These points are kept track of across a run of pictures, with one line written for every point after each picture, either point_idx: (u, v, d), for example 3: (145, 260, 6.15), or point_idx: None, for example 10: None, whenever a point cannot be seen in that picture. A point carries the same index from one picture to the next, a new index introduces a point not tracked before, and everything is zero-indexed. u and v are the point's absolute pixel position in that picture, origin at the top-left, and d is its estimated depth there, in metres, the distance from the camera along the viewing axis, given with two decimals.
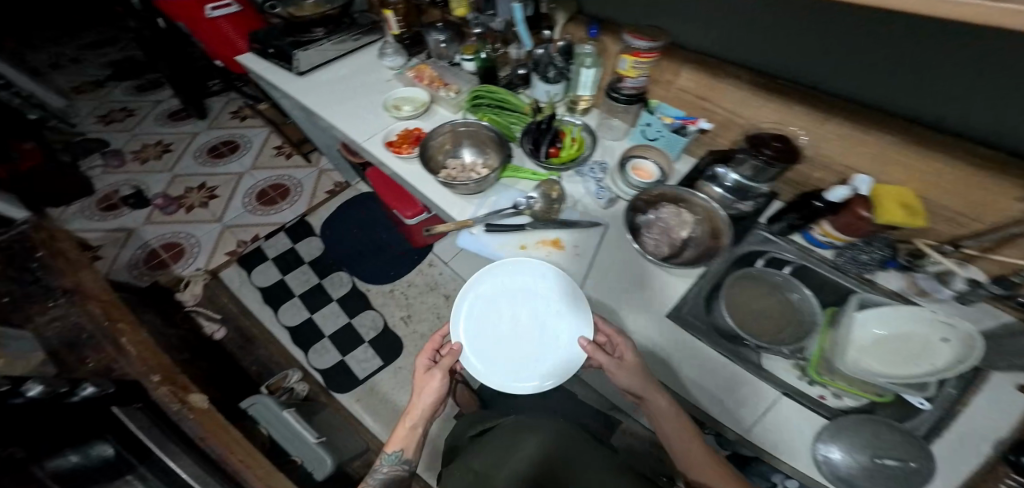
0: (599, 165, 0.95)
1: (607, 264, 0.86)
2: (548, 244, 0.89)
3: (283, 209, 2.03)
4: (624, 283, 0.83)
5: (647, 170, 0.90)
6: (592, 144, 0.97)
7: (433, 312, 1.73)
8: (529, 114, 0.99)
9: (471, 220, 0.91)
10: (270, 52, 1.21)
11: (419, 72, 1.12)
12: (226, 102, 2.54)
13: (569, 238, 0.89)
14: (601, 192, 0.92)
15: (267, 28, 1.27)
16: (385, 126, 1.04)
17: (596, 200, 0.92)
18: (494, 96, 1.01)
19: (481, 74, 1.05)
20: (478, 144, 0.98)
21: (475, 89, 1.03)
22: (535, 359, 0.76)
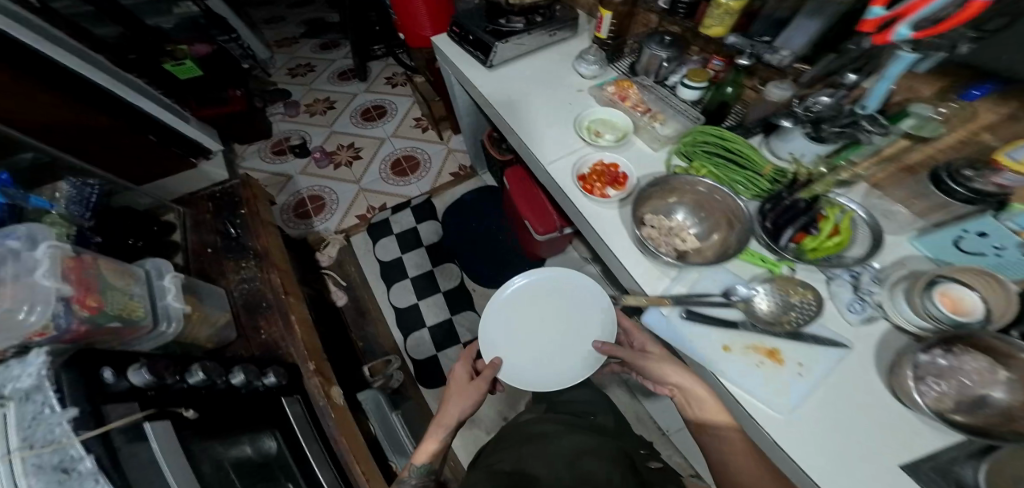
0: (873, 273, 0.66)
1: (846, 402, 0.59)
2: (763, 353, 0.66)
3: (412, 182, 1.90)
4: (866, 435, 0.56)
5: (960, 297, 0.57)
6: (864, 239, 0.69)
7: None
8: (770, 176, 0.71)
9: (663, 296, 0.72)
10: (471, 39, 1.12)
11: (622, 91, 0.91)
12: (387, 68, 2.63)
13: (798, 354, 0.64)
14: (857, 305, 0.64)
15: (468, 13, 1.21)
16: (575, 152, 0.87)
17: (851, 315, 0.64)
18: (722, 144, 0.73)
19: (709, 107, 0.83)
20: (687, 200, 0.75)
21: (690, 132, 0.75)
22: (559, 368, 0.85)
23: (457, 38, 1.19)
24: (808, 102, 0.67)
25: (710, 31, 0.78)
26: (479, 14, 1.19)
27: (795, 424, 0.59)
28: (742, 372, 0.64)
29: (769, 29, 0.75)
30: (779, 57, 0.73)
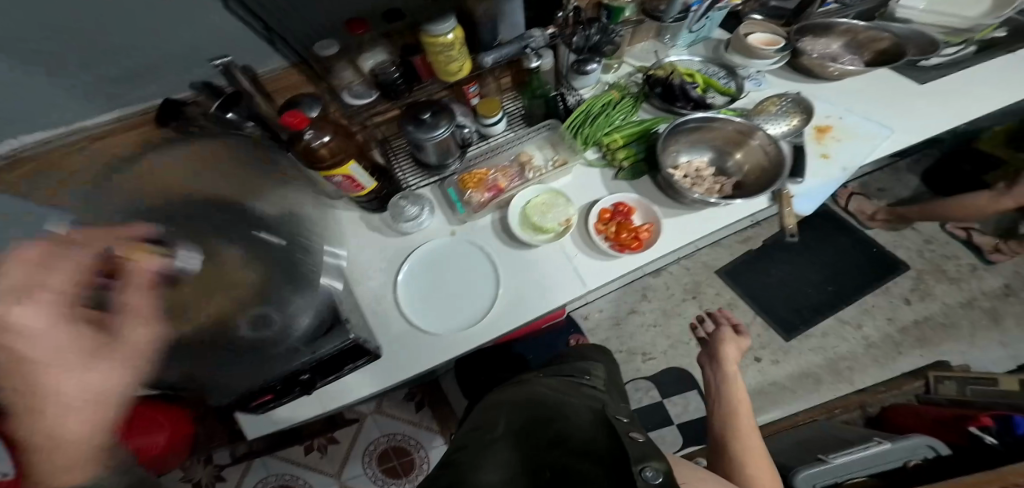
0: (717, 68, 0.81)
1: (855, 99, 0.74)
2: (822, 134, 0.70)
3: (424, 453, 1.34)
4: (868, 100, 0.74)
5: (765, 39, 0.81)
6: (692, 64, 0.83)
7: (649, 328, 1.53)
8: (637, 94, 0.81)
9: (781, 191, 0.67)
10: (305, 376, 0.56)
11: (483, 185, 0.81)
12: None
13: (822, 116, 0.72)
14: (758, 80, 0.79)
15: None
16: (565, 257, 0.75)
17: (759, 89, 0.78)
18: (601, 109, 0.78)
19: (542, 111, 0.82)
20: (688, 138, 0.74)
21: (569, 121, 0.78)
22: (441, 276, 0.78)
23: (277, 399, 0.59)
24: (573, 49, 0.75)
25: (461, 70, 0.63)
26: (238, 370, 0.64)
27: (892, 129, 0.69)
28: (852, 150, 0.68)
29: None
30: (538, 39, 0.66)
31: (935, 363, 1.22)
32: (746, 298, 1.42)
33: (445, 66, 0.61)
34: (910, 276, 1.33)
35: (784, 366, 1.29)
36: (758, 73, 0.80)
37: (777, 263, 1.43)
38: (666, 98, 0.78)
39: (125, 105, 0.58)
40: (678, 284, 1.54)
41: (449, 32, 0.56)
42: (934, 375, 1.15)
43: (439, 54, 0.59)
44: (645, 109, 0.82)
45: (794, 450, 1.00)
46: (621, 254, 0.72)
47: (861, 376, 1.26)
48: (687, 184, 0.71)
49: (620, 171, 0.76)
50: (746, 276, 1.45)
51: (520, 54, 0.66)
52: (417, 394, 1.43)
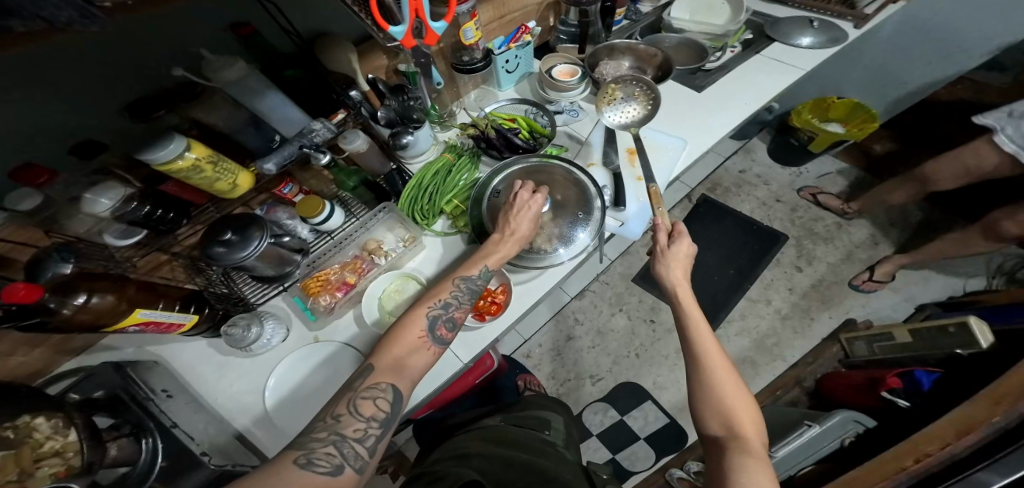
0: (532, 109, 0.84)
1: (654, 115, 0.82)
2: (633, 157, 0.77)
3: None
4: (665, 113, 0.82)
5: (568, 71, 0.87)
6: (513, 108, 0.86)
7: (589, 350, 1.51)
8: (468, 156, 0.80)
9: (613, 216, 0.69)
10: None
11: (326, 287, 0.72)
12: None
13: (628, 140, 0.79)
14: (575, 111, 0.85)
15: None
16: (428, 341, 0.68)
17: (578, 120, 0.84)
18: (434, 181, 0.77)
19: (376, 193, 0.78)
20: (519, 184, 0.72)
21: (405, 201, 0.76)
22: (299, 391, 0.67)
23: None
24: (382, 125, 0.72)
25: (231, 185, 0.56)
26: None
27: (686, 139, 0.76)
28: (658, 168, 0.74)
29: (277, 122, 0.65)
30: (323, 131, 0.62)
31: (844, 322, 1.27)
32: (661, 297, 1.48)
33: (208, 186, 0.54)
34: (792, 245, 1.42)
35: None
36: (572, 105, 0.85)
37: None
38: (492, 154, 0.79)
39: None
40: (608, 295, 1.60)
41: (186, 152, 0.49)
42: (846, 338, 1.19)
43: (187, 177, 0.51)
44: (485, 164, 0.82)
45: None
46: (479, 324, 0.66)
47: (790, 350, 1.28)
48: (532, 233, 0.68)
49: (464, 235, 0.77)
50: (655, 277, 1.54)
51: (302, 155, 0.60)
52: None
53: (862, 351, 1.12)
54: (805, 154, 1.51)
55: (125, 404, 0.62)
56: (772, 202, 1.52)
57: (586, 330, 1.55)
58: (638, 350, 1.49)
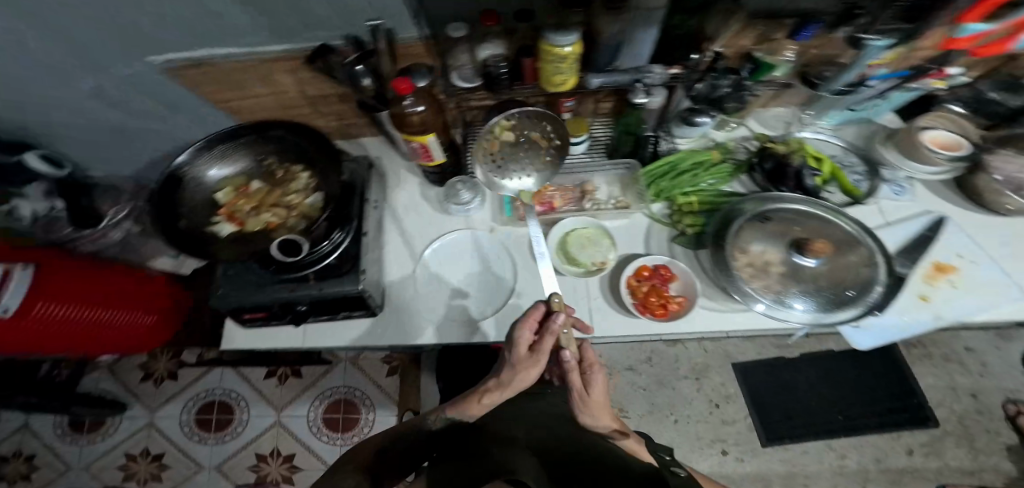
0: (855, 162, 0.80)
1: (999, 250, 0.71)
2: (938, 274, 0.69)
3: (370, 417, 1.48)
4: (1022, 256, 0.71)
5: (938, 136, 0.75)
6: (841, 148, 0.82)
7: (635, 389, 1.44)
8: (739, 162, 0.75)
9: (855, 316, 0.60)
10: (303, 307, 0.71)
11: (539, 198, 0.78)
12: (117, 374, 1.54)
13: (946, 253, 0.70)
14: (899, 187, 0.77)
15: (223, 281, 0.69)
16: (597, 295, 0.72)
17: (901, 197, 0.77)
18: (688, 163, 0.73)
19: (632, 146, 0.77)
20: (776, 228, 0.65)
21: (647, 170, 0.73)
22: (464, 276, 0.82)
23: (274, 317, 0.74)
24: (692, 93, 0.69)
25: (563, 84, 0.61)
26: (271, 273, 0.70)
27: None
28: (958, 302, 0.66)
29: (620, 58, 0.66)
30: (656, 75, 0.59)
31: None
32: (744, 392, 1.41)
33: (551, 74, 0.60)
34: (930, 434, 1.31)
35: (744, 465, 1.33)
36: (899, 180, 0.78)
37: (791, 368, 1.42)
38: (773, 178, 0.73)
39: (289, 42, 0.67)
40: (687, 360, 1.48)
41: (569, 45, 0.53)
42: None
43: (550, 62, 0.57)
44: (740, 180, 0.77)
45: None
46: (641, 316, 0.67)
47: None
48: (753, 275, 0.63)
49: (680, 236, 0.72)
50: (756, 372, 1.44)
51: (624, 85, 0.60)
52: (394, 361, 1.57)
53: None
54: None
55: (353, 193, 0.77)
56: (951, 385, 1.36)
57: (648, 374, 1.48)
58: (680, 418, 1.40)
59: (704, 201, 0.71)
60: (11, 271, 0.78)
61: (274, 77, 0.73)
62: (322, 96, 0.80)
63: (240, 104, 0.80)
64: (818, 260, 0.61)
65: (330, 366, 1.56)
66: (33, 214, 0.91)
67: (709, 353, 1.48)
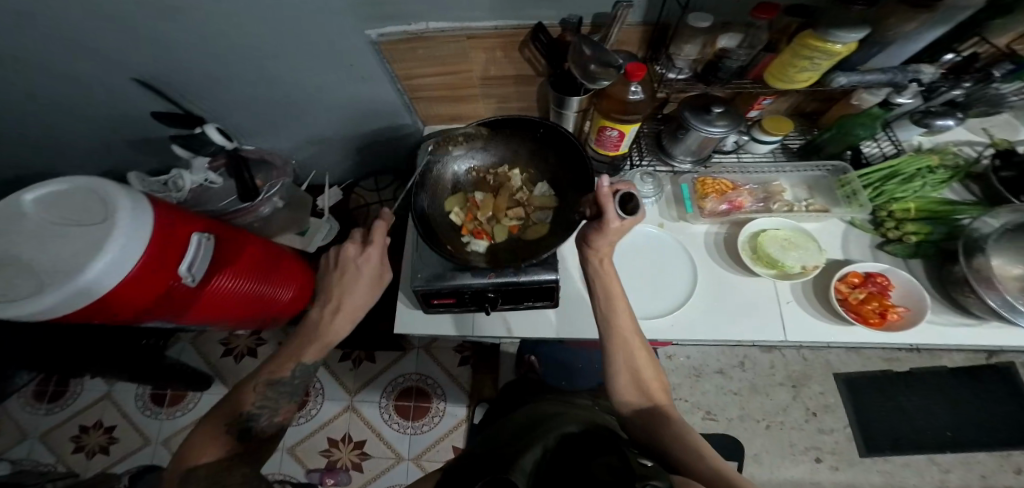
0: None
1: None
2: None
3: (442, 406, 1.46)
4: None
5: None
6: None
7: (726, 394, 1.42)
8: (969, 167, 0.70)
9: None
10: (490, 294, 0.70)
11: (725, 197, 0.78)
12: (200, 346, 1.44)
13: None
14: None
15: (420, 265, 0.69)
16: (801, 297, 0.70)
17: None
18: (906, 170, 0.69)
19: (837, 149, 0.75)
20: None
21: (856, 175, 0.71)
22: (643, 274, 0.75)
23: (451, 304, 0.75)
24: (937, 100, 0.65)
25: (803, 82, 0.61)
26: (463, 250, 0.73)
27: None
28: None
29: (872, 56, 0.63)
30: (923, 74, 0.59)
31: None
32: (848, 409, 1.37)
33: (800, 72, 0.58)
34: None
35: (838, 474, 1.31)
36: None
37: (905, 389, 1.38)
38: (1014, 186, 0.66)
39: (508, 18, 0.63)
40: (783, 367, 1.44)
41: (842, 43, 0.52)
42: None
43: (807, 58, 0.56)
44: (955, 189, 0.73)
45: None
46: (858, 324, 0.66)
47: None
48: (1000, 290, 0.57)
49: (891, 244, 0.69)
50: (862, 387, 1.39)
51: (882, 83, 0.59)
52: (466, 350, 1.56)
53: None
54: None
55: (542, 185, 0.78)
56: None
57: (741, 378, 1.44)
58: (773, 424, 1.37)
59: (921, 209, 0.68)
60: (199, 240, 0.71)
61: (468, 55, 0.68)
62: (501, 77, 0.77)
63: (431, 90, 0.77)
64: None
65: (402, 352, 1.54)
66: (190, 185, 0.86)
67: (810, 362, 1.44)
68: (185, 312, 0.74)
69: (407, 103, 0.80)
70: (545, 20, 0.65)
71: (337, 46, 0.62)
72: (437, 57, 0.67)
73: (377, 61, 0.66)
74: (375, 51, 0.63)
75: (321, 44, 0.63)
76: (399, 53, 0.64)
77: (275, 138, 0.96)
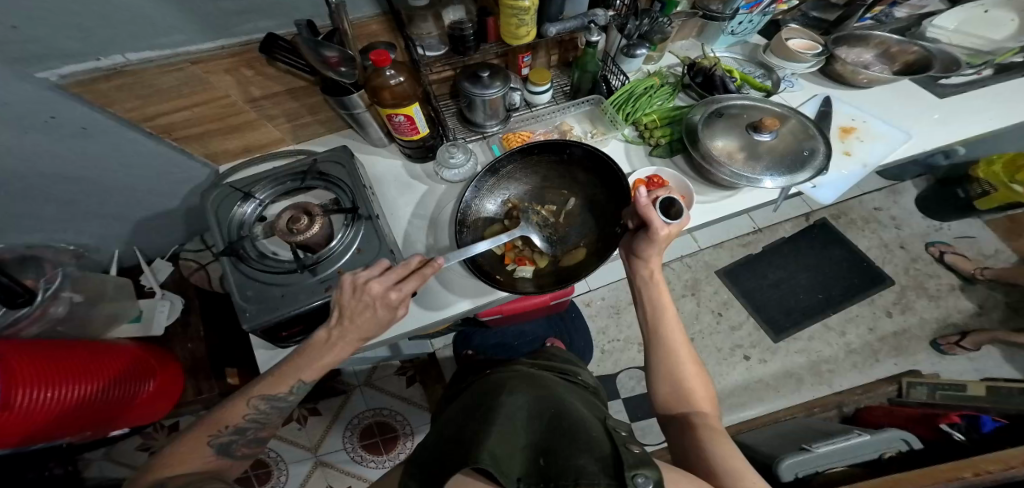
0: (763, 74, 0.91)
1: (957, 103, 0.86)
2: (922, 117, 0.84)
3: (409, 431, 1.45)
4: (982, 101, 0.86)
5: (803, 44, 0.91)
6: (741, 65, 0.94)
7: None
8: (676, 81, 0.86)
9: (813, 176, 0.67)
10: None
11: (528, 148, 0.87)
12: (120, 459, 1.27)
13: (911, 106, 0.86)
14: (793, 83, 0.91)
15: (246, 303, 0.67)
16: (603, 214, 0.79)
17: (796, 89, 0.91)
18: (634, 93, 0.83)
19: (589, 88, 0.87)
20: (732, 124, 0.73)
21: (609, 102, 0.83)
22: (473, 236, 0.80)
23: (302, 332, 0.73)
24: (627, 31, 0.81)
25: (525, 34, 0.73)
26: (287, 273, 0.70)
27: (990, 125, 0.82)
28: (940, 131, 0.82)
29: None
30: (601, 13, 0.74)
31: (907, 371, 1.39)
32: (741, 299, 1.55)
33: (516, 27, 0.71)
34: (896, 290, 1.54)
35: (767, 364, 1.44)
36: (791, 77, 0.91)
37: (772, 266, 1.60)
38: (707, 88, 0.84)
39: (228, 36, 0.62)
40: (679, 280, 1.59)
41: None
42: (907, 381, 1.32)
43: (513, 16, 0.68)
44: (681, 98, 0.88)
45: (781, 441, 1.11)
46: None
47: (840, 379, 1.41)
48: (717, 163, 0.70)
49: (655, 149, 0.82)
50: (740, 275, 1.60)
51: (582, 26, 0.73)
52: (409, 370, 1.56)
53: (920, 395, 1.26)
54: (954, 212, 1.62)
55: (356, 187, 0.78)
56: (896, 247, 1.61)
57: None
58: (696, 335, 1.49)
59: (656, 118, 0.82)
60: None
61: (206, 80, 0.64)
62: (270, 95, 0.73)
63: (198, 128, 0.72)
64: (773, 134, 0.70)
65: (346, 395, 1.50)
66: None
67: (694, 269, 1.61)
68: None
69: (171, 144, 0.74)
70: (275, 30, 0.65)
71: (16, 104, 0.56)
72: (164, 89, 0.61)
73: (84, 107, 0.61)
74: (69, 97, 0.58)
75: (11, 105, 0.56)
76: (106, 94, 0.58)
77: (55, 226, 0.85)
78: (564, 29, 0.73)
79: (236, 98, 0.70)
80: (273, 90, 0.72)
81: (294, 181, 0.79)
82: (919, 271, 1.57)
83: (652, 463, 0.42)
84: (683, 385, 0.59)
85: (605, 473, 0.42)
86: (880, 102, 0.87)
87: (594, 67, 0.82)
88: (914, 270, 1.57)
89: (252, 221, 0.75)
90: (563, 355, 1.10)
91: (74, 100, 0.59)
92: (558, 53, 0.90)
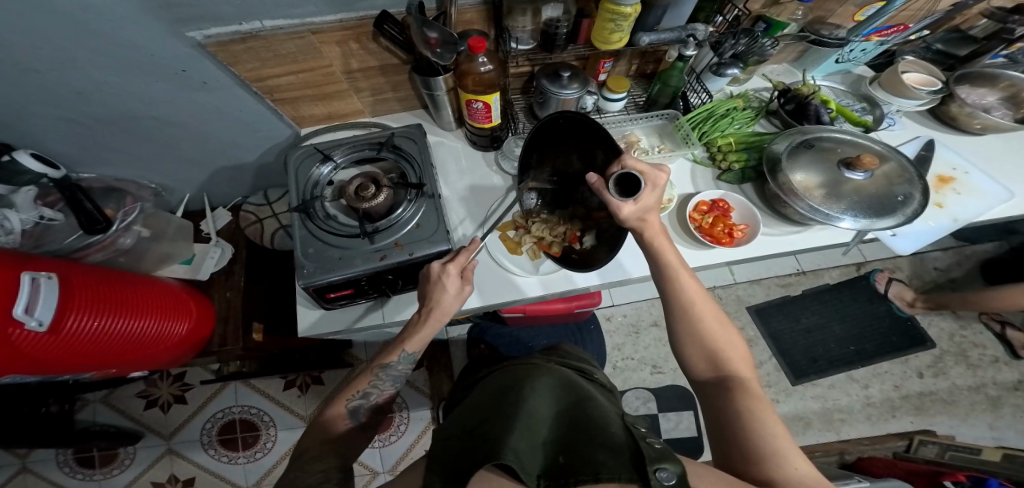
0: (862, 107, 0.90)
1: None
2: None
3: (405, 414, 1.46)
4: None
5: (916, 79, 0.88)
6: (841, 95, 0.93)
7: None
8: (763, 105, 0.86)
9: (898, 222, 0.66)
10: (389, 277, 0.72)
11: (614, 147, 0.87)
12: (118, 404, 1.28)
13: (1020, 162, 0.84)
14: (892, 120, 0.89)
15: (307, 260, 0.69)
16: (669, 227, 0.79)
17: (892, 129, 0.89)
18: (716, 112, 0.83)
19: (669, 101, 0.87)
20: (820, 157, 0.72)
21: (687, 119, 0.83)
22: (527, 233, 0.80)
23: (351, 296, 0.74)
24: (718, 51, 0.80)
25: (617, 41, 0.73)
26: (346, 237, 0.71)
27: None
28: None
29: (666, 15, 0.73)
30: (700, 31, 0.74)
31: (923, 431, 1.35)
32: (769, 340, 1.52)
33: (611, 32, 0.71)
34: (932, 354, 1.48)
35: (783, 406, 1.40)
36: (892, 114, 0.90)
37: (805, 311, 1.56)
38: (797, 116, 0.83)
39: (350, 11, 0.64)
40: None
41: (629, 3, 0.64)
42: (918, 438, 1.29)
43: (611, 20, 0.68)
44: (762, 123, 0.88)
45: None
46: (714, 246, 0.73)
47: (849, 428, 1.37)
48: (794, 194, 0.69)
49: (726, 173, 0.81)
50: (771, 314, 1.56)
51: (680, 40, 0.73)
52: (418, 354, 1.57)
53: (929, 454, 1.23)
54: None
55: (427, 164, 0.79)
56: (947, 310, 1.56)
57: None
58: None
59: (736, 140, 0.82)
60: (36, 280, 0.64)
61: (319, 50, 0.67)
62: (365, 69, 0.75)
63: (292, 92, 0.74)
64: (866, 173, 0.68)
65: None
66: (22, 226, 0.72)
67: (725, 301, 1.58)
68: (42, 360, 0.68)
69: (266, 104, 0.77)
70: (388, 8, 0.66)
71: (153, 56, 0.60)
72: (282, 54, 0.65)
73: (213, 66, 0.65)
74: (201, 52, 0.61)
75: (144, 50, 0.59)
76: (234, 54, 0.62)
77: (140, 165, 0.89)
78: (661, 40, 0.73)
79: (337, 69, 0.72)
80: (370, 65, 0.75)
81: (370, 150, 0.81)
82: (961, 336, 1.51)
83: (674, 458, 0.39)
84: (708, 343, 0.54)
85: (624, 464, 0.41)
86: (984, 155, 0.85)
87: (680, 81, 0.82)
88: (954, 335, 1.52)
89: (324, 183, 0.78)
90: (581, 354, 1.08)
91: (199, 55, 0.62)
92: (643, 63, 0.90)
